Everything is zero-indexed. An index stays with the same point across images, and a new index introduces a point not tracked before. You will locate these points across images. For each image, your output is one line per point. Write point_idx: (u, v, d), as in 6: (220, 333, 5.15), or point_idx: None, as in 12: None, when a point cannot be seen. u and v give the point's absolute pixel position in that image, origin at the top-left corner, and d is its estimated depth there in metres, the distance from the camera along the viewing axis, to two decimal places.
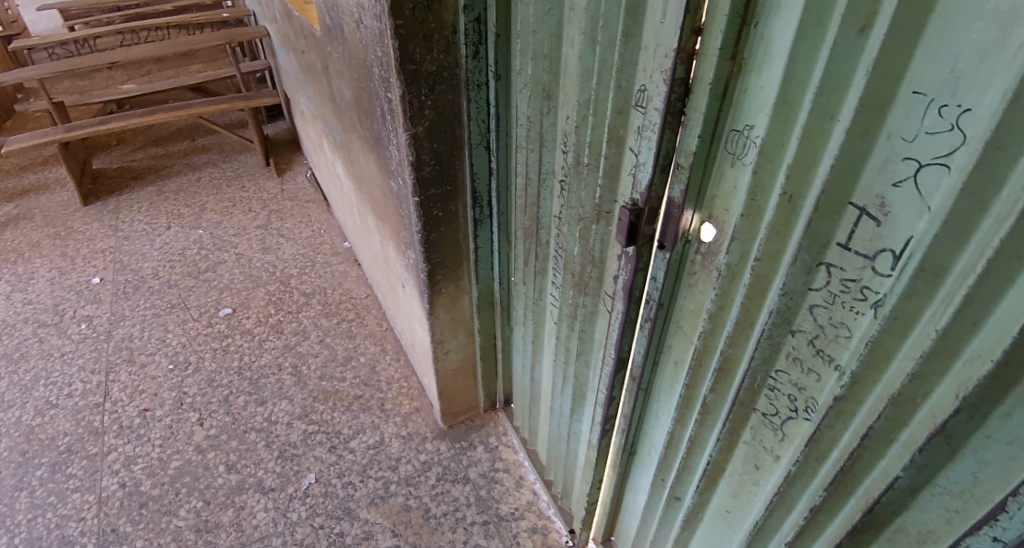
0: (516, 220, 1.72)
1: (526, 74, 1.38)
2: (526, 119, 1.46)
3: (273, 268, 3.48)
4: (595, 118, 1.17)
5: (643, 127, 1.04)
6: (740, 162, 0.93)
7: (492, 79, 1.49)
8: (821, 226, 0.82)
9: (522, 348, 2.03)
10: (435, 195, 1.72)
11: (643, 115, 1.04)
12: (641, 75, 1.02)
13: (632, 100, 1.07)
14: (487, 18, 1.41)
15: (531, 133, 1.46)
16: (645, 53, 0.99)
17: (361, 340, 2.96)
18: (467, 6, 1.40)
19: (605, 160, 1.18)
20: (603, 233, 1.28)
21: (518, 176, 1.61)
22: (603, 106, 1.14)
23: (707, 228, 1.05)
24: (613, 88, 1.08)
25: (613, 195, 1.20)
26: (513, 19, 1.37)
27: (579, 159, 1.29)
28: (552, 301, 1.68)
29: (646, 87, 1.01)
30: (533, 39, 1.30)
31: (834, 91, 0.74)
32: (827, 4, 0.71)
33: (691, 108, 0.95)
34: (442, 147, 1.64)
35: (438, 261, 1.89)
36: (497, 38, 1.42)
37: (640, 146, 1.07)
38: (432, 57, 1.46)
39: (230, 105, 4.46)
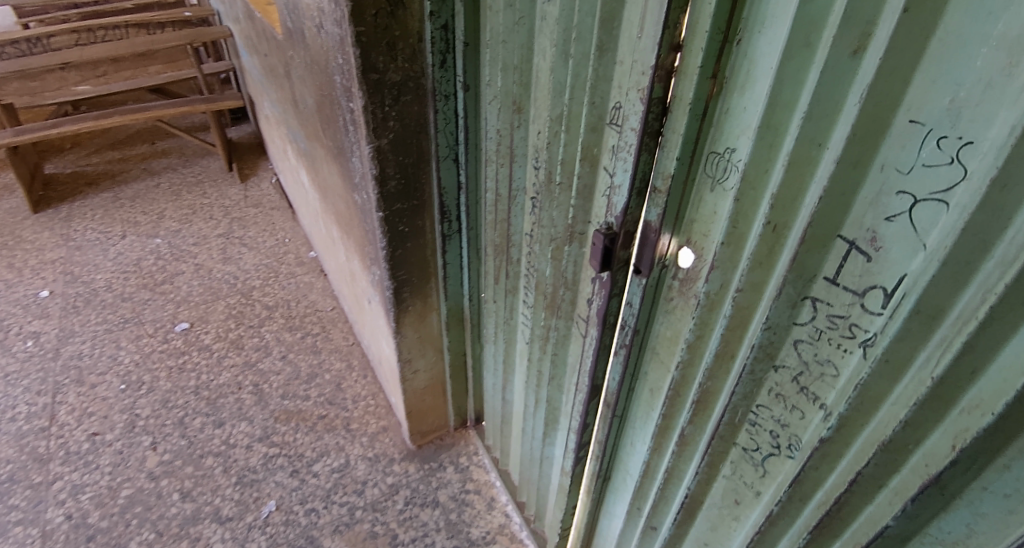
0: (485, 237, 1.65)
1: (496, 85, 1.31)
2: (496, 133, 1.39)
3: (234, 279, 3.33)
4: (568, 135, 1.10)
5: (618, 147, 0.98)
6: (721, 186, 0.87)
7: (461, 90, 1.42)
8: (807, 260, 0.76)
9: (493, 367, 1.95)
10: (400, 210, 1.64)
11: (619, 133, 0.97)
12: (617, 91, 0.96)
13: (606, 117, 1.00)
14: (455, 25, 1.33)
15: (501, 147, 1.39)
16: (621, 68, 0.93)
17: (326, 355, 2.84)
18: (434, 12, 1.32)
19: (578, 179, 1.11)
20: (577, 255, 1.21)
21: (488, 191, 1.54)
22: (577, 123, 1.07)
23: (686, 253, 0.99)
24: (586, 104, 1.02)
25: (586, 215, 1.14)
26: (483, 28, 1.30)
27: (551, 177, 1.22)
28: (524, 320, 1.61)
29: (622, 106, 0.95)
30: (503, 49, 1.24)
31: (823, 117, 0.68)
32: (818, 22, 0.66)
33: (668, 128, 0.89)
34: (408, 160, 1.55)
35: (405, 278, 1.80)
36: (466, 47, 1.34)
37: (615, 167, 1.00)
38: (397, 65, 1.38)
39: (191, 108, 4.28)
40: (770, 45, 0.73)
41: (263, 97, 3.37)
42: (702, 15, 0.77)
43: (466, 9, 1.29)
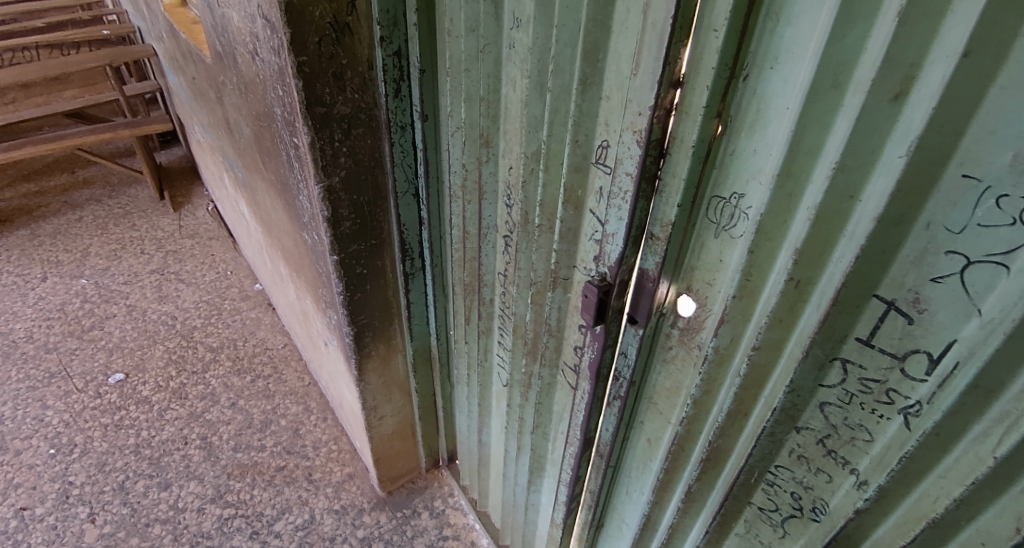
0: (452, 275, 1.52)
1: (459, 116, 1.19)
2: (461, 166, 1.26)
3: (172, 320, 3.05)
4: (547, 174, 1.00)
5: (607, 191, 0.89)
6: (727, 234, 0.78)
7: (418, 120, 1.29)
8: (836, 321, 0.68)
9: (467, 408, 1.82)
10: (357, 251, 1.49)
11: (609, 175, 0.88)
12: (603, 129, 0.86)
13: (592, 156, 0.90)
14: (409, 51, 1.20)
15: (467, 183, 1.27)
16: (608, 104, 0.84)
17: (280, 399, 2.62)
18: (385, 37, 1.18)
19: (560, 222, 1.00)
20: (561, 301, 1.10)
21: (454, 228, 1.41)
22: (558, 161, 0.97)
23: (686, 301, 0.90)
24: (569, 142, 0.92)
25: (571, 260, 1.03)
26: (441, 55, 1.18)
27: (528, 217, 1.10)
28: (500, 362, 1.49)
29: (611, 146, 0.85)
30: (465, 78, 1.12)
31: (855, 166, 0.60)
32: (848, 62, 0.58)
33: (665, 172, 0.80)
34: (363, 198, 1.41)
35: (366, 322, 1.65)
36: (423, 75, 1.21)
37: (605, 212, 0.91)
38: (346, 97, 1.24)
39: (114, 133, 3.93)
40: (786, 83, 0.64)
41: (193, 120, 3.11)
42: (706, 49, 0.68)
43: (420, 34, 1.16)
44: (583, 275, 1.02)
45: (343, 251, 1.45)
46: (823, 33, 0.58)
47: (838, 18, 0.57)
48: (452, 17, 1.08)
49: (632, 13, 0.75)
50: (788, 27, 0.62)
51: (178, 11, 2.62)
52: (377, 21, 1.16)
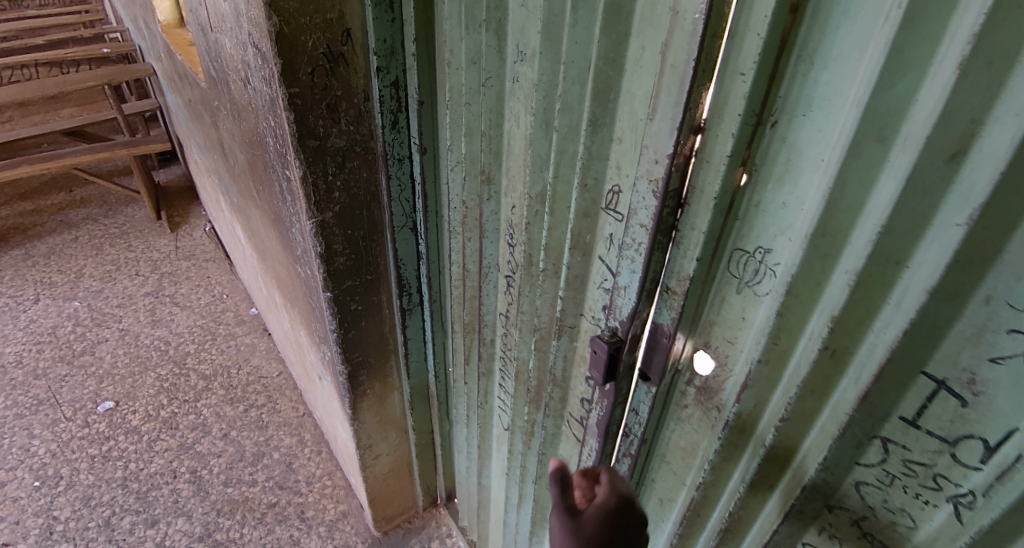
0: (451, 312, 1.45)
1: (459, 150, 1.13)
2: (461, 203, 1.20)
3: (165, 345, 2.97)
4: (552, 217, 0.93)
5: (618, 239, 0.83)
6: (750, 291, 0.71)
7: (416, 153, 1.23)
8: (879, 397, 0.61)
9: (465, 449, 1.74)
10: (352, 288, 1.42)
11: (621, 221, 0.82)
12: (614, 172, 0.80)
13: (601, 202, 0.84)
14: (408, 82, 1.15)
15: (467, 219, 1.20)
16: (619, 147, 0.78)
17: (274, 430, 2.53)
18: (382, 67, 1.13)
19: (566, 268, 0.94)
20: (566, 350, 1.03)
21: (453, 266, 1.34)
22: (564, 203, 0.91)
23: (703, 358, 0.83)
24: (576, 186, 0.86)
25: (577, 308, 0.97)
26: (440, 86, 1.12)
27: (530, 259, 1.04)
28: (501, 405, 1.41)
29: (623, 192, 0.80)
30: (465, 113, 1.06)
31: (903, 230, 0.53)
32: (894, 115, 0.51)
33: (681, 222, 0.73)
34: (358, 232, 1.35)
35: (361, 360, 1.57)
36: (421, 106, 1.16)
37: (615, 262, 0.84)
38: (341, 129, 1.18)
39: (111, 153, 3.87)
40: (822, 132, 0.58)
41: (191, 142, 3.06)
42: (731, 93, 0.62)
43: (419, 65, 1.11)
44: (591, 325, 0.95)
45: (336, 288, 1.38)
46: (866, 81, 0.52)
47: (885, 65, 0.50)
48: (453, 48, 1.03)
49: (647, 52, 0.70)
50: (823, 71, 0.56)
51: (175, 33, 2.59)
52: (374, 51, 1.10)
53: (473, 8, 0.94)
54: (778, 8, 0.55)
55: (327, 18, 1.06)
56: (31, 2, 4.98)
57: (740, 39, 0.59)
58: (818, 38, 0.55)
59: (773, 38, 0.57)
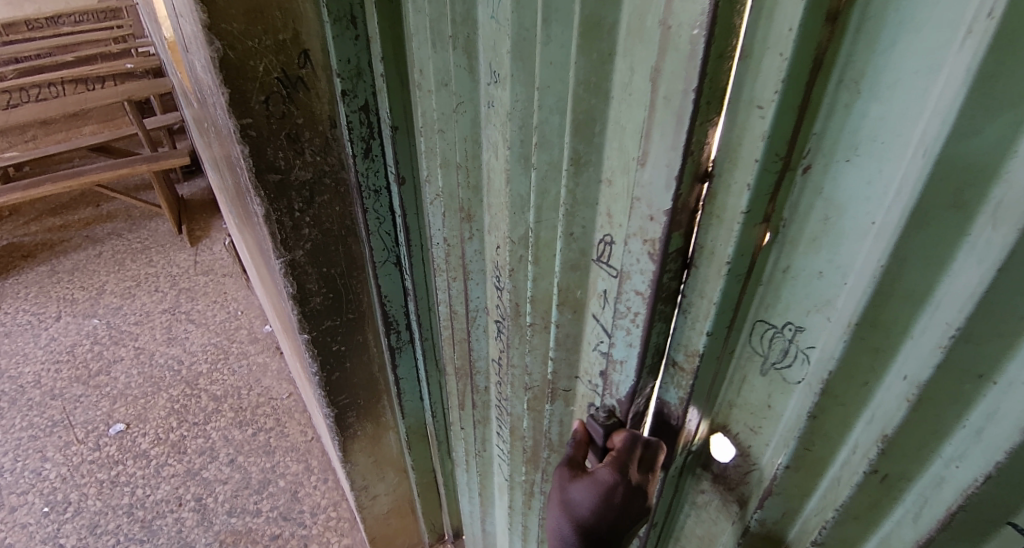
0: (446, 350, 1.34)
1: (437, 183, 1.05)
2: (443, 242, 1.13)
3: (178, 365, 2.94)
4: (542, 260, 0.84)
5: (611, 300, 0.73)
6: (778, 374, 0.60)
7: (394, 184, 1.17)
8: (970, 517, 0.48)
9: (467, 493, 1.62)
10: (333, 327, 1.37)
11: (615, 277, 0.72)
12: (605, 221, 0.72)
13: (592, 252, 0.76)
14: (379, 108, 1.09)
15: (451, 261, 1.13)
16: (608, 190, 0.69)
17: (281, 456, 2.47)
18: (348, 91, 1.07)
19: (556, 327, 0.86)
20: (562, 414, 0.95)
21: (440, 309, 1.28)
22: (550, 250, 0.83)
23: (721, 441, 0.71)
24: (562, 234, 0.77)
25: (571, 370, 0.89)
26: (414, 112, 1.05)
27: (518, 309, 0.96)
28: (499, 454, 1.30)
29: (616, 243, 0.70)
30: (438, 142, 0.98)
31: (987, 335, 0.42)
32: (978, 177, 0.39)
33: (684, 289, 0.64)
34: (337, 268, 1.30)
35: (349, 402, 1.52)
36: (394, 134, 1.09)
37: (611, 327, 0.75)
38: (304, 160, 1.13)
39: (131, 169, 3.86)
40: (871, 186, 0.46)
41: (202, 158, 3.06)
42: (746, 130, 0.50)
43: (389, 87, 1.03)
44: (587, 393, 0.87)
45: (314, 329, 1.34)
46: (936, 120, 0.39)
47: (966, 100, 0.37)
48: (422, 66, 0.94)
49: (637, 75, 0.59)
50: (875, 103, 0.43)
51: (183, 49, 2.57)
52: (337, 72, 1.05)
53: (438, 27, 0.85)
54: (808, 21, 0.42)
55: (279, 40, 1.00)
56: (66, 18, 5.10)
57: (758, 60, 0.47)
58: (866, 59, 0.42)
59: (802, 57, 0.44)
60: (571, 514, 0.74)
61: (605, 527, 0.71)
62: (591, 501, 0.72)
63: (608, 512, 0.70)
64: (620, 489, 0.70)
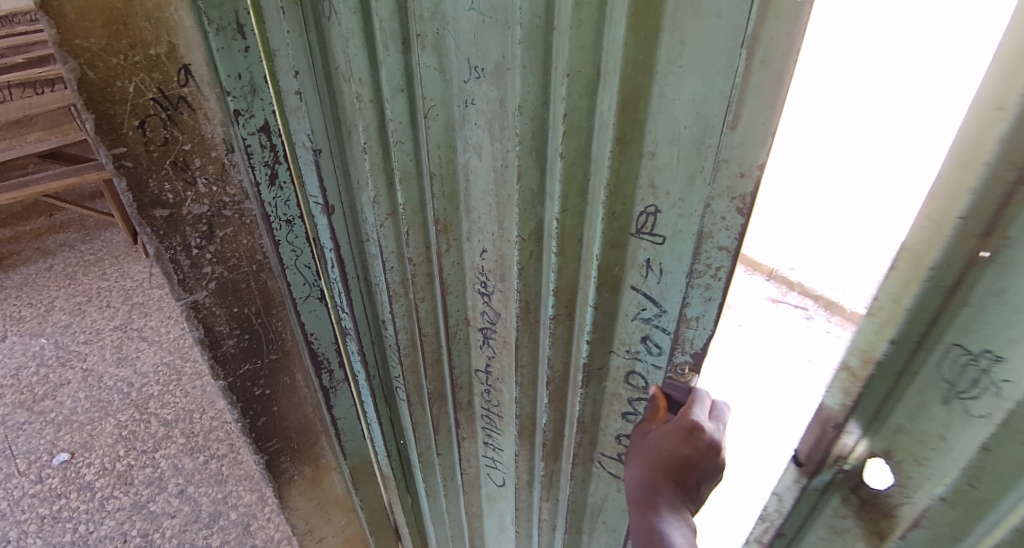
0: (412, 375, 1.15)
1: (383, 199, 0.89)
2: (394, 260, 0.96)
3: (128, 387, 2.68)
4: (584, 252, 0.78)
5: (667, 269, 0.73)
6: (969, 408, 0.52)
7: (317, 211, 0.95)
8: None
9: (446, 518, 1.49)
10: (253, 373, 1.07)
11: (661, 245, 0.72)
12: (646, 194, 0.69)
13: (631, 227, 0.73)
14: (292, 127, 0.85)
15: (412, 283, 0.98)
16: (654, 163, 0.66)
17: (233, 485, 2.23)
18: (245, 111, 0.80)
19: (591, 309, 0.82)
20: (595, 394, 0.94)
21: (391, 339, 1.11)
22: (574, 239, 0.77)
23: (877, 467, 0.63)
24: (601, 217, 0.72)
25: (605, 348, 0.88)
26: (347, 128, 0.85)
27: (540, 304, 0.88)
28: (489, 463, 1.26)
29: (663, 212, 0.69)
30: (394, 157, 0.84)
31: None
32: None
33: (875, 292, 0.54)
34: (253, 306, 1.00)
35: (280, 447, 1.22)
36: (319, 160, 0.88)
37: (682, 292, 0.74)
38: (201, 195, 0.84)
39: (81, 179, 3.58)
40: None
41: None
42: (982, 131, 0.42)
43: (309, 104, 0.82)
44: (627, 359, 0.88)
45: (235, 379, 1.04)
46: None
47: None
48: (359, 77, 0.77)
49: (689, 47, 0.57)
50: None
51: None
52: (230, 91, 0.77)
53: (391, 39, 0.73)
54: None
55: (153, 54, 0.70)
56: (20, 18, 4.80)
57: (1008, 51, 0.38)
58: None
59: None
60: (654, 467, 0.79)
61: (689, 482, 0.78)
62: (668, 448, 0.78)
63: (685, 459, 0.77)
64: (699, 439, 0.77)
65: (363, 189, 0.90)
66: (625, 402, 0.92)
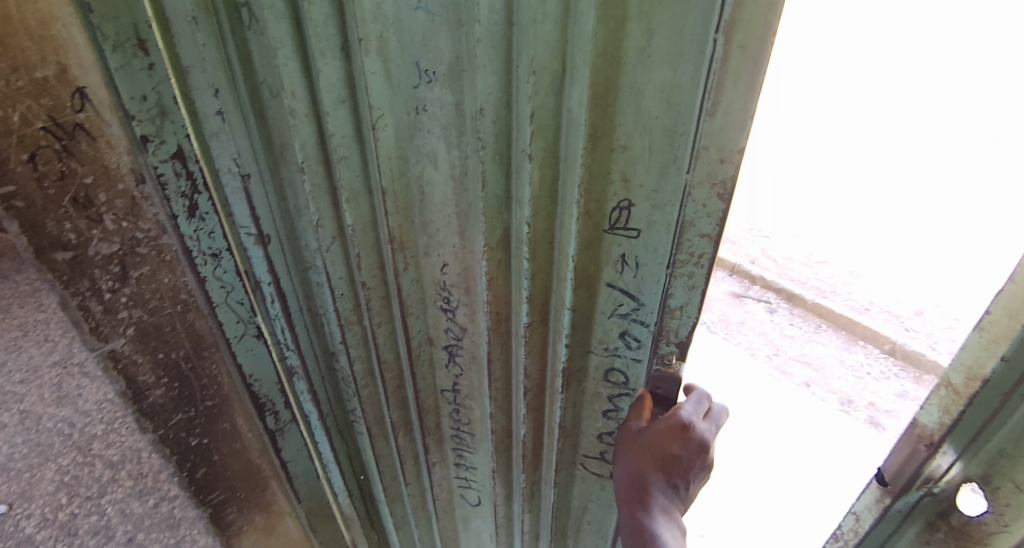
0: (373, 409, 1.07)
1: (326, 225, 0.79)
2: (340, 288, 0.87)
3: (69, 428, 2.48)
4: (557, 256, 0.81)
5: (642, 261, 0.80)
6: None
7: (249, 243, 0.78)
8: None
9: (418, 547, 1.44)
10: (188, 424, 0.88)
11: (636, 239, 0.78)
12: (617, 190, 0.74)
13: (606, 223, 0.78)
14: (212, 148, 0.69)
15: (367, 310, 0.90)
16: (624, 160, 0.71)
17: (186, 529, 2.10)
18: (155, 136, 0.64)
19: (569, 311, 0.86)
20: (574, 397, 0.99)
21: (344, 372, 0.99)
22: (545, 243, 0.80)
23: (968, 495, 0.67)
24: (576, 216, 0.75)
25: (584, 347, 0.93)
26: (282, 148, 0.72)
27: (513, 313, 0.90)
28: (463, 485, 1.25)
29: (637, 205, 0.75)
30: (338, 176, 0.75)
31: None
32: None
33: (988, 307, 0.55)
34: (181, 351, 0.81)
35: (225, 497, 1.04)
36: (247, 186, 0.74)
37: (663, 280, 0.80)
38: (109, 236, 0.67)
39: None
40: None
41: None
42: None
43: (234, 126, 0.69)
44: (605, 357, 0.94)
45: (167, 435, 0.85)
46: None
47: None
48: (292, 87, 0.66)
49: (657, 36, 0.60)
50: None
51: None
52: (135, 114, 0.61)
53: (330, 43, 0.64)
54: None
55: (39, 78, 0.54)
56: None
57: None
58: None
59: None
60: (647, 455, 0.85)
61: (675, 477, 0.86)
62: (657, 446, 0.85)
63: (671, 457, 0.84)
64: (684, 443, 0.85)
65: (304, 212, 0.77)
66: (607, 399, 1.00)
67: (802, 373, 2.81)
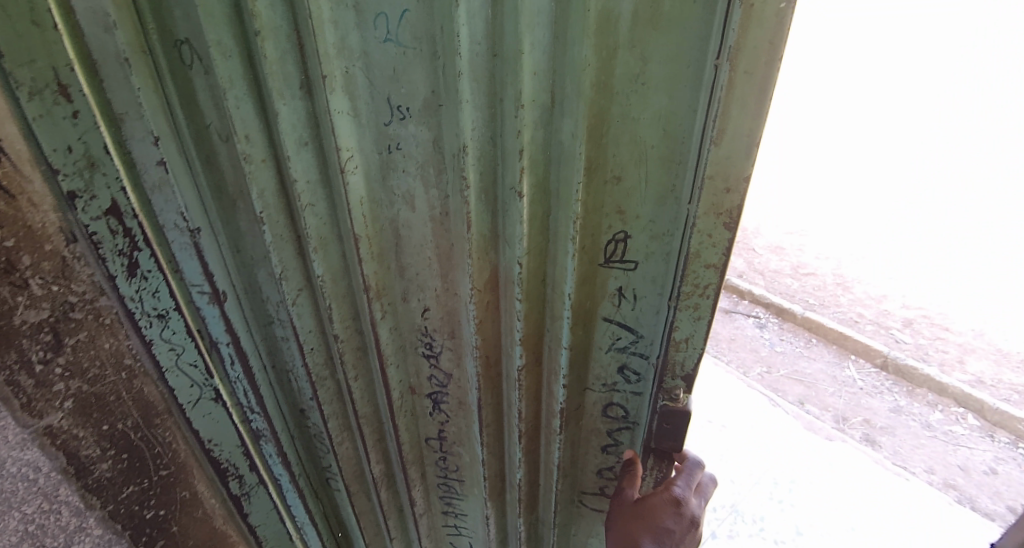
0: (351, 465, 0.99)
1: (294, 275, 0.72)
2: (312, 337, 0.78)
3: None
4: (551, 296, 0.76)
5: (641, 293, 0.74)
6: None
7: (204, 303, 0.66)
8: None
9: None
10: (140, 497, 0.75)
11: (633, 270, 0.73)
12: (612, 220, 0.69)
13: (601, 257, 0.73)
14: (155, 207, 0.58)
15: (340, 364, 0.82)
16: (620, 190, 0.66)
17: None
18: (83, 189, 0.53)
19: (565, 354, 0.79)
20: (569, 437, 0.93)
21: (315, 426, 0.90)
22: (538, 283, 0.75)
23: None
24: (571, 256, 0.69)
25: (581, 385, 0.88)
26: (243, 191, 0.64)
27: (506, 355, 0.84)
28: (454, 532, 1.17)
29: (634, 237, 0.69)
30: (303, 224, 0.67)
31: None
32: None
33: None
34: (129, 421, 0.69)
35: None
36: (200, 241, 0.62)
37: (666, 312, 0.72)
38: (37, 304, 0.56)
39: None
40: None
41: None
42: None
43: (182, 169, 0.59)
44: (603, 394, 0.88)
45: (120, 510, 0.73)
46: None
47: None
48: (246, 131, 0.59)
49: (650, 65, 0.57)
50: None
51: None
52: (57, 164, 0.51)
53: (290, 83, 0.58)
54: None
55: None
56: None
57: None
58: None
59: None
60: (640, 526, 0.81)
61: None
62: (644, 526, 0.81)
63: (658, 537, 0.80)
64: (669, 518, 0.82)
65: (264, 263, 0.70)
66: (606, 434, 0.93)
67: (795, 391, 2.75)
